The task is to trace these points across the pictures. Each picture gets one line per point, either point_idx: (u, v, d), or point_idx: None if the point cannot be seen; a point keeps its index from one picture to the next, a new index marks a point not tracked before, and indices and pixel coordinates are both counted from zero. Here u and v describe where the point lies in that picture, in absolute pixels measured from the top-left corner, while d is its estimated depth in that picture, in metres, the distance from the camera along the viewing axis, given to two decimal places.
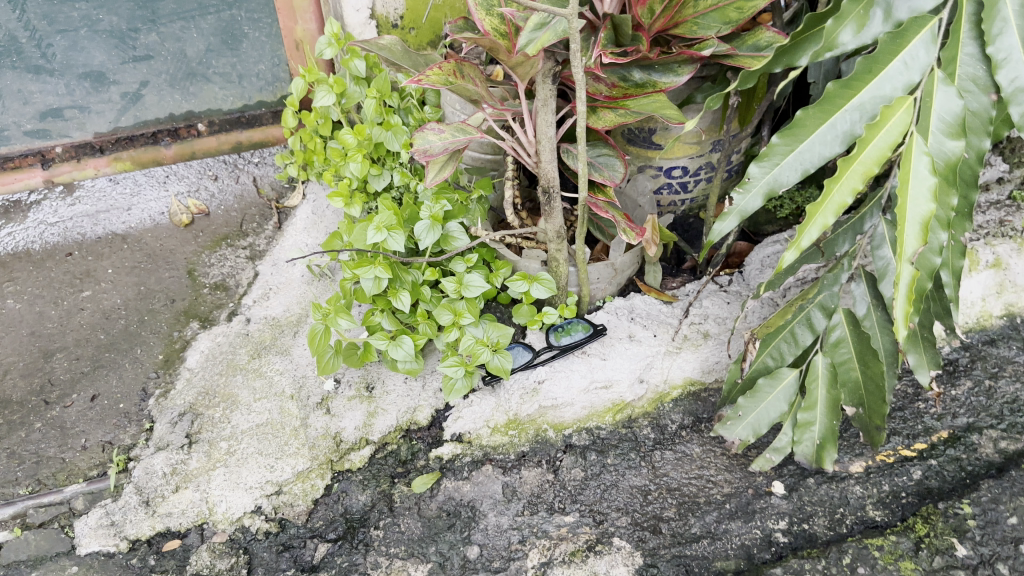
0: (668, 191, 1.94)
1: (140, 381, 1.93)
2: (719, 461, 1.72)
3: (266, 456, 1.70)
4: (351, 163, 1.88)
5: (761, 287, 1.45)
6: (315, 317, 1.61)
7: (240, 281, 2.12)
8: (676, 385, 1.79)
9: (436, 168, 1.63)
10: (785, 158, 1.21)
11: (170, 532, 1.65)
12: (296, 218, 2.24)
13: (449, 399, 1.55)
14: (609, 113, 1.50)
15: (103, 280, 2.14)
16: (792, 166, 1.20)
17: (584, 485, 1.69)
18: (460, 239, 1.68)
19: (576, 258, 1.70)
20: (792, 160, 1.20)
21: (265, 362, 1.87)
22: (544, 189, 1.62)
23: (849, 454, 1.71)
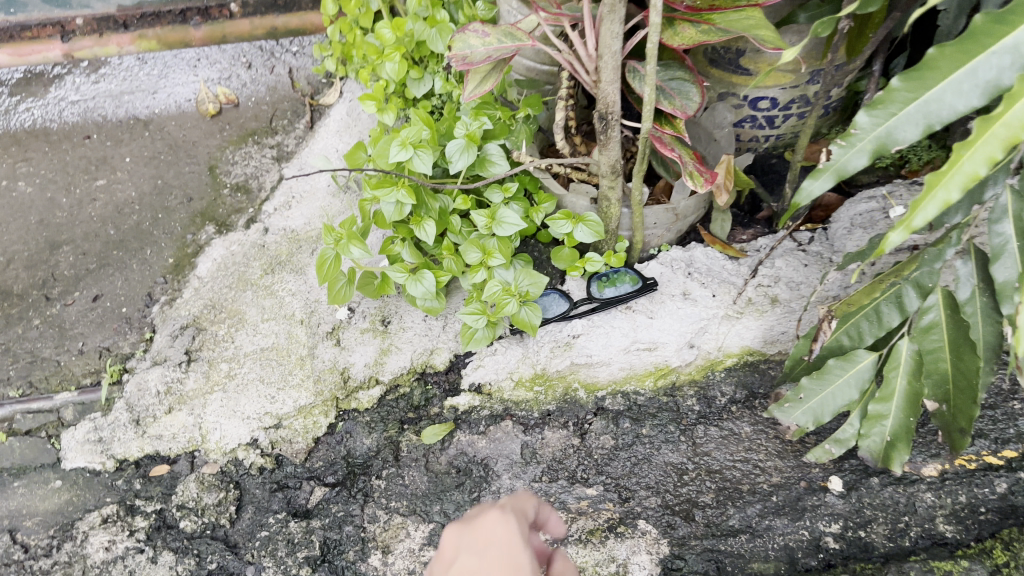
0: (751, 125, 1.66)
1: (146, 286, 1.77)
2: (771, 445, 1.50)
3: (268, 385, 1.54)
4: (387, 64, 1.66)
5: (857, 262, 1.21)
6: (326, 241, 1.41)
7: (263, 184, 1.92)
8: (732, 353, 1.56)
9: (477, 79, 1.39)
10: (906, 107, 0.94)
11: (159, 455, 1.53)
12: (329, 117, 2.02)
13: (465, 351, 1.38)
14: (689, 27, 1.21)
15: (119, 168, 1.98)
16: (914, 119, 0.93)
17: (613, 455, 1.50)
18: (498, 165, 1.46)
19: (632, 199, 1.47)
20: (914, 111, 0.93)
21: (278, 280, 1.69)
22: (601, 114, 1.37)
23: (923, 454, 1.47)
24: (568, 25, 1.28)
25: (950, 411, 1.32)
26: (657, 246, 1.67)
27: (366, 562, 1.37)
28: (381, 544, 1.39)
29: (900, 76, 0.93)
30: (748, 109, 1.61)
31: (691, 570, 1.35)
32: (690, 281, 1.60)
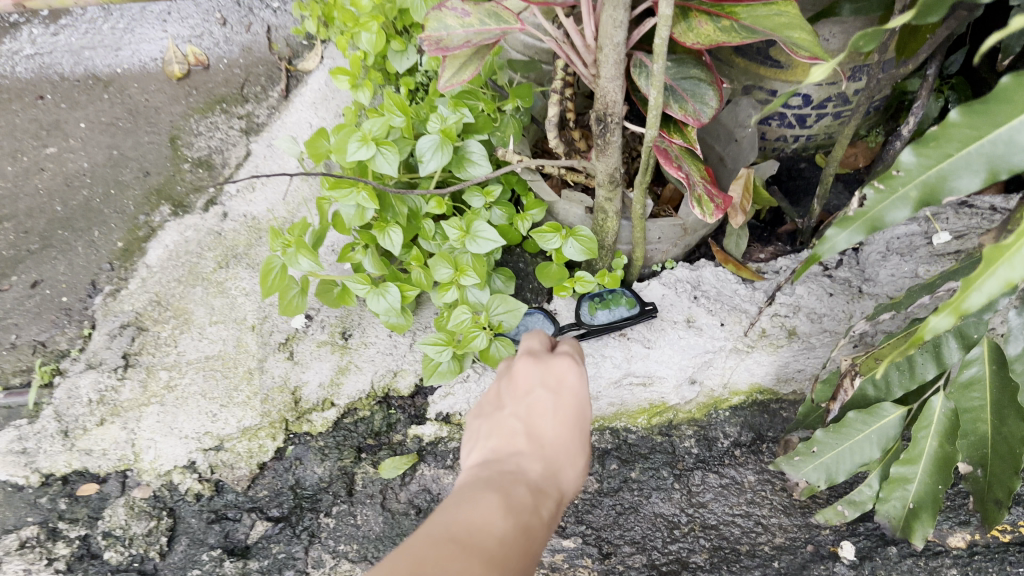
0: (779, 124, 1.43)
1: (90, 273, 1.59)
2: (777, 498, 1.31)
3: (210, 401, 1.37)
4: (363, 33, 1.42)
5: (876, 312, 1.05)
6: (273, 248, 1.20)
7: (228, 160, 1.72)
8: (739, 392, 1.38)
9: (455, 66, 1.18)
10: (965, 148, 0.71)
11: (88, 473, 1.37)
12: (306, 87, 1.81)
13: (427, 385, 1.19)
14: (706, 23, 1.00)
15: (73, 135, 1.78)
16: (975, 164, 0.71)
17: (596, 502, 1.32)
18: (479, 166, 1.26)
19: (632, 212, 1.26)
20: (976, 151, 0.70)
21: (232, 276, 1.50)
22: (598, 115, 1.15)
23: (949, 521, 1.29)
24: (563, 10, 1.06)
25: (985, 478, 1.16)
26: (660, 262, 1.45)
27: None
28: None
29: (961, 106, 0.70)
30: (776, 106, 1.40)
31: None
32: (696, 306, 1.37)
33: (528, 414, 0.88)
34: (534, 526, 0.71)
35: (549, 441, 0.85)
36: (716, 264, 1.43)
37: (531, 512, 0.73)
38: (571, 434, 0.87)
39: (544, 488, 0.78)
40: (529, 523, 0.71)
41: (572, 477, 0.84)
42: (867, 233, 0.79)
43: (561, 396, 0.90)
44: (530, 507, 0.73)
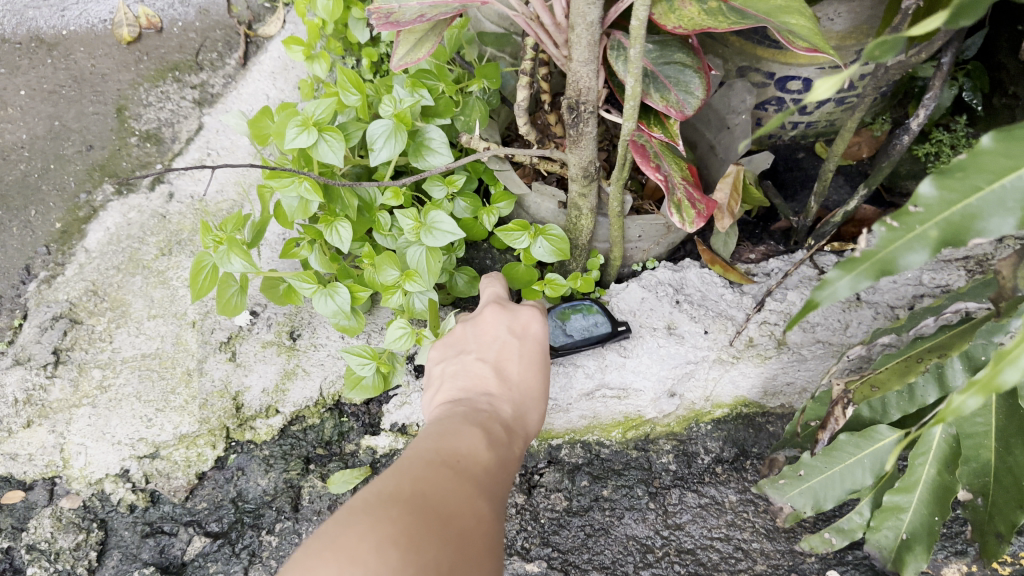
0: (774, 108, 1.31)
1: (25, 256, 1.47)
2: (760, 521, 1.20)
3: (145, 404, 1.25)
4: (317, 0, 1.28)
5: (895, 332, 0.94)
6: (206, 242, 1.09)
7: (178, 134, 1.59)
8: (722, 404, 1.27)
9: (410, 43, 1.05)
10: (996, 182, 0.63)
11: (12, 479, 1.26)
12: (266, 54, 1.67)
13: (348, 401, 1.12)
14: (693, 3, 0.86)
15: (11, 103, 1.64)
16: (1008, 201, 0.63)
17: (564, 521, 1.21)
18: (438, 154, 1.13)
19: (609, 208, 1.14)
20: (1010, 188, 0.63)
21: (175, 264, 1.38)
22: (570, 103, 1.02)
23: (945, 550, 1.19)
24: None
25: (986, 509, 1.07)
26: (641, 261, 1.32)
27: None
28: None
29: (996, 131, 0.62)
30: (772, 90, 1.27)
31: None
32: (678, 311, 1.25)
33: (498, 355, 1.04)
34: (509, 470, 0.85)
35: (520, 394, 0.99)
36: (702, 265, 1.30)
37: (506, 466, 0.84)
38: (544, 374, 1.03)
39: (520, 419, 0.95)
40: (507, 455, 0.86)
41: (537, 415, 1.00)
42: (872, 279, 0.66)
43: (526, 340, 1.05)
44: (505, 440, 0.88)
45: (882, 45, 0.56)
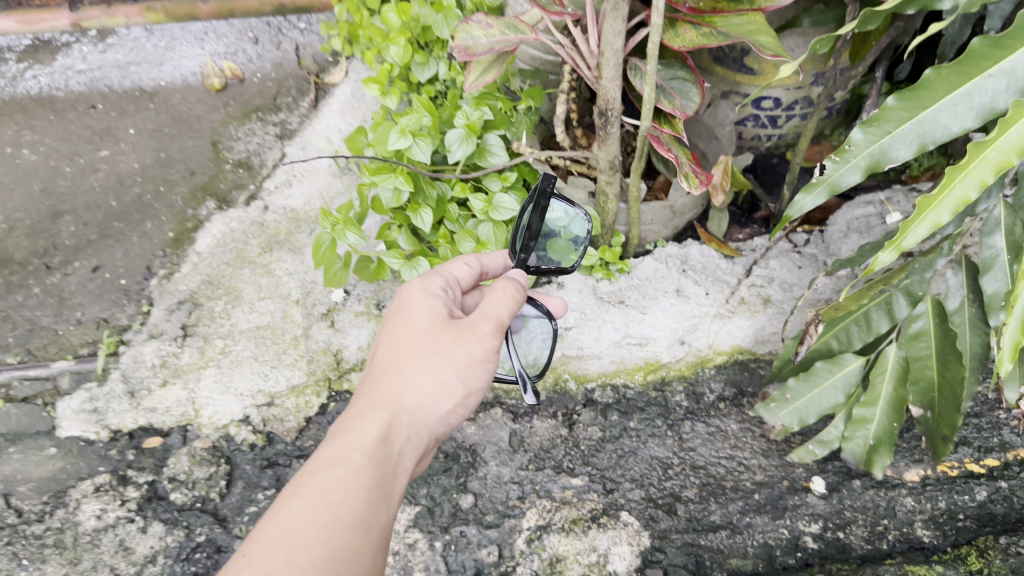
0: (753, 124, 1.66)
1: (145, 258, 1.79)
2: (757, 443, 1.53)
3: (262, 363, 1.57)
4: (391, 47, 1.64)
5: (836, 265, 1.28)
6: (323, 225, 1.42)
7: (265, 161, 1.93)
8: (722, 351, 1.58)
9: (479, 69, 1.41)
10: (900, 126, 0.95)
11: (152, 428, 1.56)
12: (333, 96, 2.03)
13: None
14: (690, 30, 1.23)
15: (123, 140, 1.99)
16: (908, 138, 0.95)
17: (600, 447, 1.53)
18: (497, 156, 1.47)
19: (629, 194, 1.48)
20: (909, 130, 0.95)
21: (275, 259, 1.70)
22: (601, 110, 1.37)
23: (906, 459, 1.49)
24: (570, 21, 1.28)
25: (934, 419, 1.35)
26: (652, 241, 1.67)
27: None
28: None
29: (895, 94, 0.93)
30: (751, 109, 1.61)
31: (670, 564, 1.37)
32: (685, 278, 1.61)
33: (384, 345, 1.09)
34: (352, 487, 0.88)
35: (389, 385, 1.02)
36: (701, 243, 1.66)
37: (343, 487, 0.88)
38: (417, 349, 1.05)
39: (385, 414, 0.99)
40: (351, 466, 0.91)
41: (414, 384, 1.02)
42: (828, 194, 1.04)
43: (399, 328, 1.08)
44: (344, 457, 0.92)
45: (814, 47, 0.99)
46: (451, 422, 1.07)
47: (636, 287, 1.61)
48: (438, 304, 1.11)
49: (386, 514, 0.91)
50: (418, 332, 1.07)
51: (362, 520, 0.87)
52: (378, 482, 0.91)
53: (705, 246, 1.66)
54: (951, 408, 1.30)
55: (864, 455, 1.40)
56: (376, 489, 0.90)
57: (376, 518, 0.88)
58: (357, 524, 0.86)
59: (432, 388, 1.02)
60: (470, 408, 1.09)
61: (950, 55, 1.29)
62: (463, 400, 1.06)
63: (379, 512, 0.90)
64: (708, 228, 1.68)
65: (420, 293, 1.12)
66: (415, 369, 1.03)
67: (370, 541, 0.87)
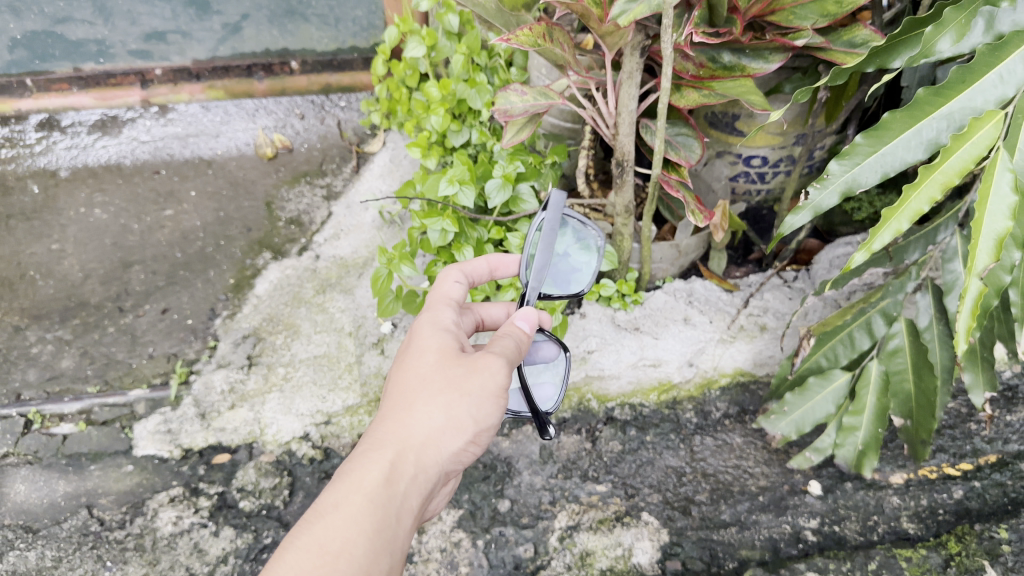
0: (744, 179, 1.91)
1: (209, 301, 2.00)
2: (760, 453, 1.72)
3: (320, 387, 1.78)
4: (432, 117, 1.89)
5: (824, 284, 1.48)
6: (380, 261, 1.65)
7: (314, 219, 2.19)
8: (726, 373, 1.81)
9: (515, 129, 1.67)
10: (866, 159, 1.17)
11: (221, 446, 1.73)
12: (373, 164, 2.33)
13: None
14: (694, 92, 1.50)
15: (186, 201, 2.25)
16: (873, 167, 1.16)
17: (620, 458, 1.72)
18: (529, 203, 1.71)
19: (641, 234, 1.73)
20: (873, 162, 1.17)
21: (329, 298, 1.96)
22: (618, 161, 1.62)
23: (891, 464, 1.68)
24: (592, 90, 1.54)
25: (914, 426, 1.55)
26: (661, 279, 1.95)
27: None
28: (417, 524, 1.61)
29: (863, 133, 1.16)
30: (742, 166, 1.87)
31: (687, 556, 1.55)
32: (691, 308, 1.88)
33: (395, 375, 1.13)
34: (350, 540, 0.93)
35: (398, 421, 1.05)
36: (704, 279, 1.95)
37: (343, 535, 0.93)
38: (426, 384, 1.08)
39: (390, 454, 1.02)
40: (350, 512, 0.95)
41: (418, 421, 1.05)
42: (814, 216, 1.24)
43: (408, 361, 1.12)
44: (342, 505, 0.95)
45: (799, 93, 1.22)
46: (463, 456, 1.10)
47: (649, 315, 1.87)
48: (448, 338, 1.14)
49: (387, 558, 0.96)
50: (426, 365, 1.10)
51: (360, 570, 0.91)
52: (379, 526, 0.96)
53: (708, 281, 1.95)
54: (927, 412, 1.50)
55: (855, 458, 1.57)
56: (374, 538, 0.95)
57: (375, 565, 0.93)
58: (355, 573, 0.91)
59: (437, 428, 1.05)
60: (482, 442, 1.12)
61: (913, 92, 1.53)
62: (475, 436, 1.09)
63: (379, 558, 0.94)
64: (709, 266, 1.98)
65: (432, 327, 1.16)
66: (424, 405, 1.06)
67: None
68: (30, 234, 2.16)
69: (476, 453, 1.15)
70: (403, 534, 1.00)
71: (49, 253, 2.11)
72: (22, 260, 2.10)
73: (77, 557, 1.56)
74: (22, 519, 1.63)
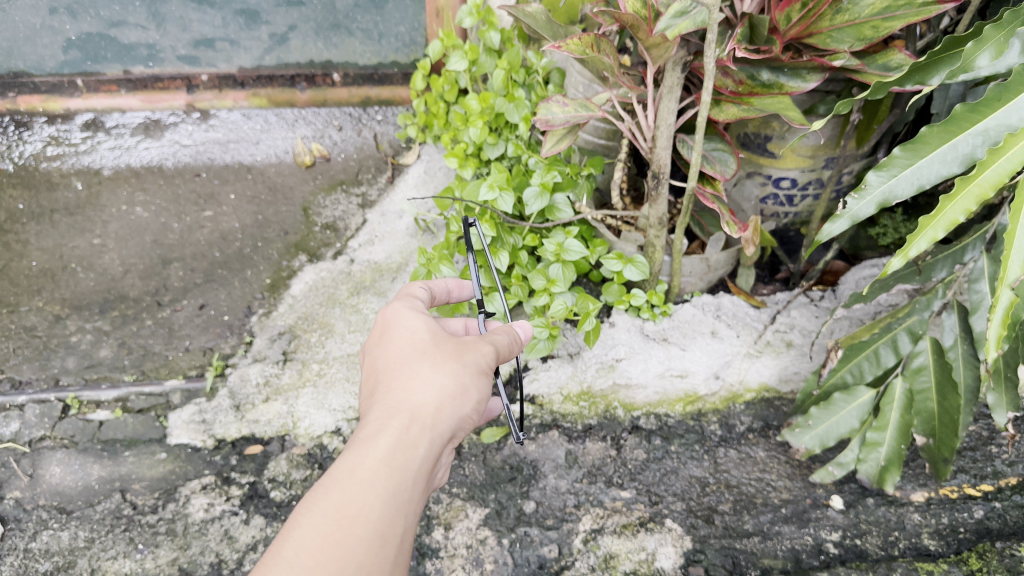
0: (773, 202, 1.96)
1: (245, 299, 2.05)
2: (783, 467, 1.73)
3: (353, 384, 1.83)
4: (471, 128, 1.94)
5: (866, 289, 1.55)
6: (419, 261, 1.75)
7: (349, 225, 2.26)
8: (751, 388, 1.85)
9: (555, 139, 1.73)
10: (902, 172, 1.22)
11: (253, 437, 1.76)
12: (408, 175, 2.41)
13: (528, 356, 1.68)
14: (732, 107, 1.57)
15: (225, 203, 2.32)
16: (909, 180, 1.21)
17: (645, 466, 1.74)
18: (564, 211, 1.76)
19: (673, 247, 1.77)
20: (909, 175, 1.21)
21: (363, 300, 2.02)
22: (654, 174, 1.66)
23: (912, 482, 1.70)
24: (634, 103, 1.60)
25: (936, 445, 1.54)
26: (689, 292, 2.01)
27: (430, 536, 1.61)
28: (443, 521, 1.63)
29: (900, 146, 1.21)
30: (771, 187, 1.92)
31: (710, 563, 1.55)
32: (718, 321, 1.94)
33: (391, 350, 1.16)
34: (365, 506, 0.96)
35: (404, 390, 1.09)
36: (732, 295, 2.01)
37: (359, 500, 0.96)
38: (426, 360, 1.12)
39: (400, 420, 1.05)
40: (365, 477, 0.98)
41: (424, 389, 1.09)
42: (851, 224, 1.29)
43: (404, 339, 1.16)
44: (355, 472, 0.98)
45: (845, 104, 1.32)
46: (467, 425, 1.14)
47: (676, 327, 1.92)
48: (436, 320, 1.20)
49: (402, 520, 0.99)
50: (422, 342, 1.15)
51: (377, 533, 0.95)
52: (395, 489, 0.99)
53: (735, 297, 2.01)
54: (949, 431, 1.50)
55: (877, 474, 1.57)
56: (392, 502, 0.98)
57: (390, 528, 0.97)
58: (372, 536, 0.94)
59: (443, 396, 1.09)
60: (484, 411, 1.16)
61: (944, 114, 1.58)
62: (479, 404, 1.13)
63: (395, 520, 0.97)
64: (737, 282, 2.05)
65: (418, 311, 1.21)
66: (427, 375, 1.10)
67: (385, 549, 0.95)
68: (73, 228, 2.22)
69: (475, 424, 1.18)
70: (418, 498, 1.03)
71: (90, 247, 2.17)
72: (64, 253, 2.15)
73: (110, 539, 1.59)
74: (57, 500, 1.66)
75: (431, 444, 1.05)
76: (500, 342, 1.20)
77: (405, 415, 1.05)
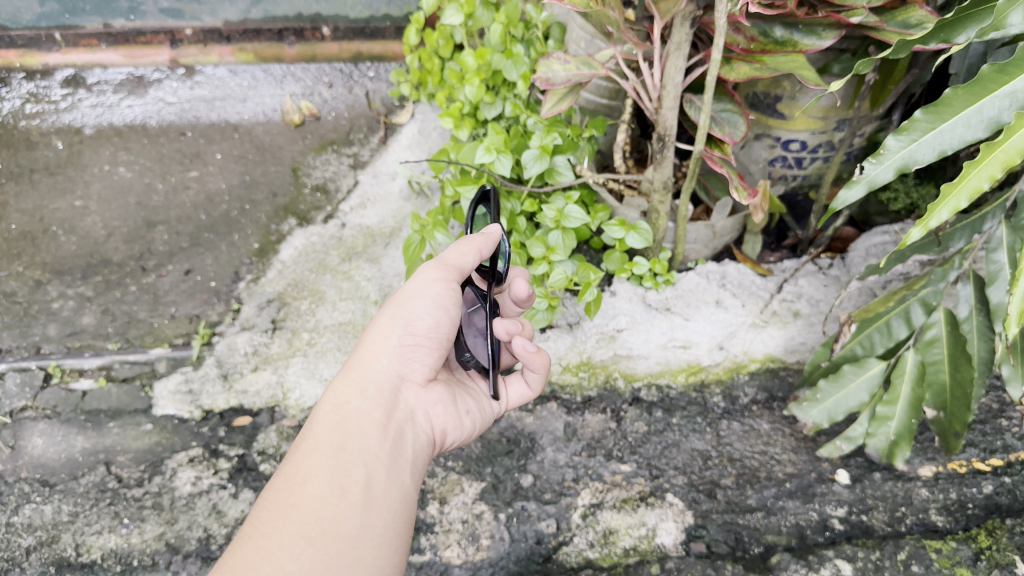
0: (781, 164, 1.88)
1: (233, 265, 1.98)
2: (787, 441, 1.68)
3: (344, 353, 1.76)
4: (466, 87, 1.85)
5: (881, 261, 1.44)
6: (412, 227, 1.67)
7: (340, 186, 2.18)
8: (756, 359, 1.79)
9: (555, 98, 1.66)
10: (923, 136, 1.13)
11: (242, 408, 1.70)
12: (402, 134, 2.32)
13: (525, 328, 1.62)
14: (743, 66, 1.49)
15: (211, 163, 2.23)
16: (929, 147, 1.12)
17: (645, 439, 1.69)
18: (564, 175, 1.71)
19: (677, 214, 1.71)
20: (931, 139, 1.13)
21: (354, 266, 1.95)
22: (659, 136, 1.59)
23: (920, 456, 1.65)
24: (640, 60, 1.52)
25: (946, 419, 1.48)
26: (693, 260, 1.96)
27: (424, 510, 1.57)
28: (439, 495, 1.59)
29: (923, 109, 1.12)
30: (780, 150, 1.84)
31: (712, 539, 1.51)
32: (723, 291, 1.88)
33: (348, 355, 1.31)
34: (315, 464, 1.06)
35: (346, 372, 1.23)
36: (737, 262, 1.95)
37: (308, 466, 1.06)
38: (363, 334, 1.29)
39: (340, 392, 1.18)
40: (311, 443, 1.09)
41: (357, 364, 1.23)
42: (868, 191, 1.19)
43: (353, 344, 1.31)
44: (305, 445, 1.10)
45: (864, 63, 1.23)
46: (413, 359, 1.26)
47: (680, 296, 1.87)
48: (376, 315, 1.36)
49: (359, 469, 1.08)
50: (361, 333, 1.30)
51: (330, 486, 1.04)
52: (341, 445, 1.10)
53: (741, 264, 1.95)
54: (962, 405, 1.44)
55: (887, 449, 1.51)
56: (341, 453, 1.09)
57: (345, 479, 1.06)
58: (325, 488, 1.04)
59: (366, 353, 1.25)
60: (426, 344, 1.26)
61: (961, 75, 1.47)
62: (408, 340, 1.25)
63: (347, 471, 1.07)
64: (743, 250, 1.98)
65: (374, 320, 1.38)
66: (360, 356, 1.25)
67: (347, 498, 1.04)
68: (54, 190, 2.13)
69: (436, 362, 1.28)
70: (374, 446, 1.12)
71: (72, 209, 2.09)
72: (45, 215, 2.07)
73: (94, 513, 1.54)
74: (40, 473, 1.61)
75: (368, 397, 1.18)
76: (428, 275, 1.29)
77: (339, 382, 1.20)
